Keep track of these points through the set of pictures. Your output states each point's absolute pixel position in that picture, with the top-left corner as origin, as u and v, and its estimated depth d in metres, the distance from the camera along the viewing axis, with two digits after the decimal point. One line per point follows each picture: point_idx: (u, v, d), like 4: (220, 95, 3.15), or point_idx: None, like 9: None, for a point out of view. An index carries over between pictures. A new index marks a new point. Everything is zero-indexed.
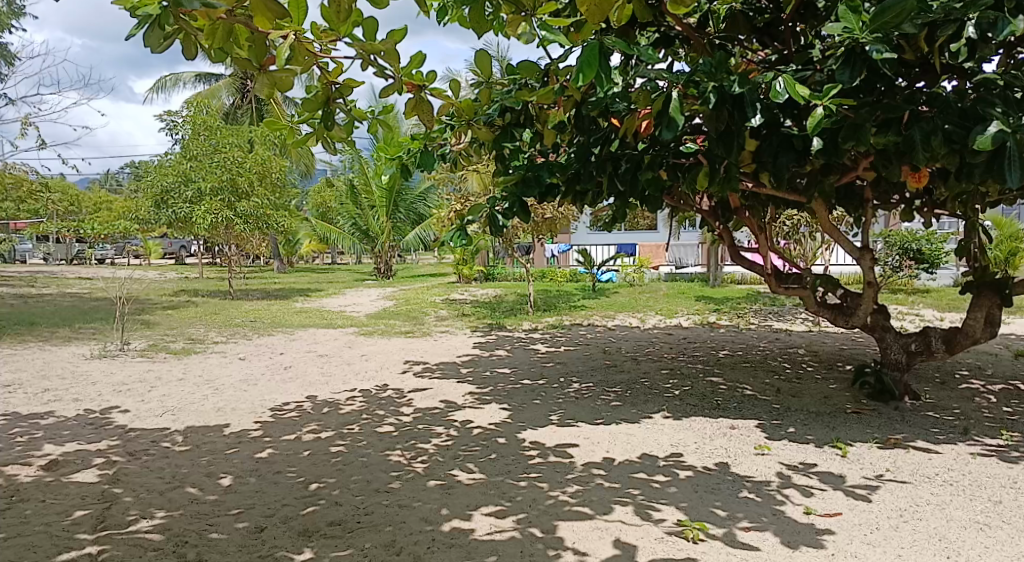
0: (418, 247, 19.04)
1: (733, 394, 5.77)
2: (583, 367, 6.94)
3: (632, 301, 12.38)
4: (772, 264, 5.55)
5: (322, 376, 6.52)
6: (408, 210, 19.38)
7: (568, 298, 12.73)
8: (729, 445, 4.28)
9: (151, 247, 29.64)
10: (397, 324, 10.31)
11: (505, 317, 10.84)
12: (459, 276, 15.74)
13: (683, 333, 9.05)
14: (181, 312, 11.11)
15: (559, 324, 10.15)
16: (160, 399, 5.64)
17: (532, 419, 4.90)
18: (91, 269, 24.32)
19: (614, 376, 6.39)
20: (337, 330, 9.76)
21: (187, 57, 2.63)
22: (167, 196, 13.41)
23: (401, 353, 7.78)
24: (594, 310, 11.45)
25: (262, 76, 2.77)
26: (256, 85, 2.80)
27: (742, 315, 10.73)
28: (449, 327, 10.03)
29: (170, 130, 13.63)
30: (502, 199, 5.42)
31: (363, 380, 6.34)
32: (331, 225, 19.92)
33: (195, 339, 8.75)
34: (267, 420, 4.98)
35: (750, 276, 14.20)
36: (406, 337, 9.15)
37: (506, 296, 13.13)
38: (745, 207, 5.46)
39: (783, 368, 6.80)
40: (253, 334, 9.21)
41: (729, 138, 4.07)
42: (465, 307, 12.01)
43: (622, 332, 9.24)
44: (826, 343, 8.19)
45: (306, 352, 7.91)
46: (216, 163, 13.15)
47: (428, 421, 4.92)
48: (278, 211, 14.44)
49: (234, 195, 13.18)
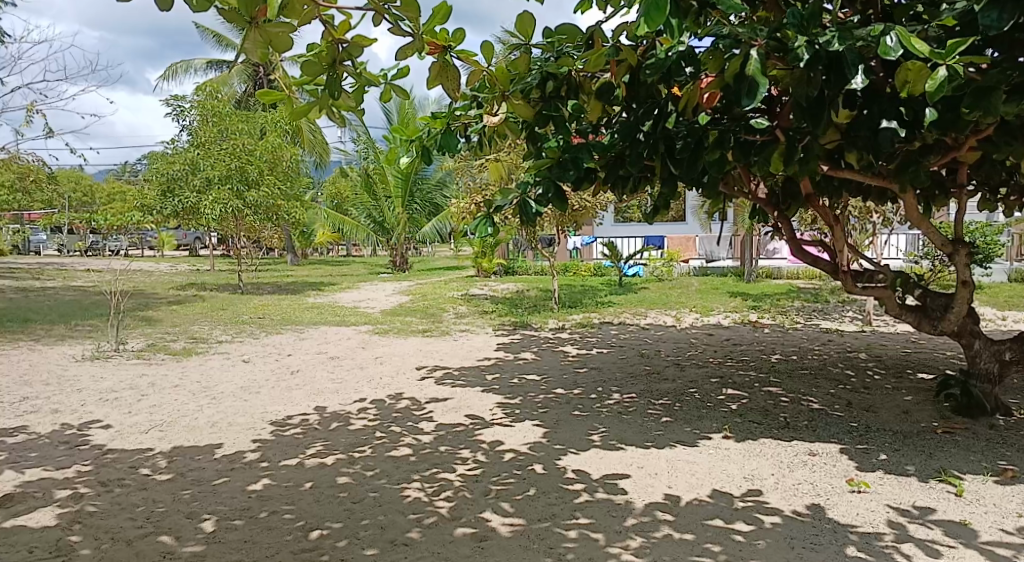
0: (434, 240, 18.32)
1: (798, 409, 5.04)
2: (621, 373, 6.24)
3: (662, 297, 11.65)
4: (845, 260, 4.77)
5: (330, 383, 5.87)
6: (425, 201, 18.69)
7: (594, 294, 12.01)
8: (816, 480, 3.56)
9: (163, 238, 29.25)
10: (414, 322, 9.66)
11: (529, 315, 10.14)
12: (478, 270, 15.07)
13: (725, 334, 8.31)
14: (185, 307, 10.54)
15: (587, 322, 9.43)
16: (148, 412, 5.04)
17: (573, 440, 4.20)
18: (103, 262, 23.97)
19: (658, 386, 5.68)
20: (349, 328, 9.14)
21: (163, 7, 1.86)
22: (173, 185, 12.83)
23: (419, 356, 7.12)
24: (623, 307, 10.73)
25: (253, 32, 2.09)
26: (247, 43, 2.12)
27: (785, 313, 9.95)
28: (470, 325, 9.35)
29: (177, 115, 13.00)
30: (535, 184, 4.72)
31: (375, 388, 5.68)
32: (345, 217, 19.30)
33: (197, 338, 8.16)
34: (266, 439, 4.35)
35: (787, 270, 13.37)
36: (423, 337, 8.50)
37: (528, 291, 12.45)
38: (815, 193, 4.70)
39: (847, 378, 6.03)
40: (260, 332, 8.60)
41: (820, 106, 3.32)
42: (485, 303, 11.33)
43: (656, 332, 8.51)
44: (887, 347, 7.41)
45: (315, 354, 7.28)
46: (223, 150, 12.54)
47: (451, 441, 4.23)
48: (289, 202, 13.81)
49: (243, 184, 12.58)
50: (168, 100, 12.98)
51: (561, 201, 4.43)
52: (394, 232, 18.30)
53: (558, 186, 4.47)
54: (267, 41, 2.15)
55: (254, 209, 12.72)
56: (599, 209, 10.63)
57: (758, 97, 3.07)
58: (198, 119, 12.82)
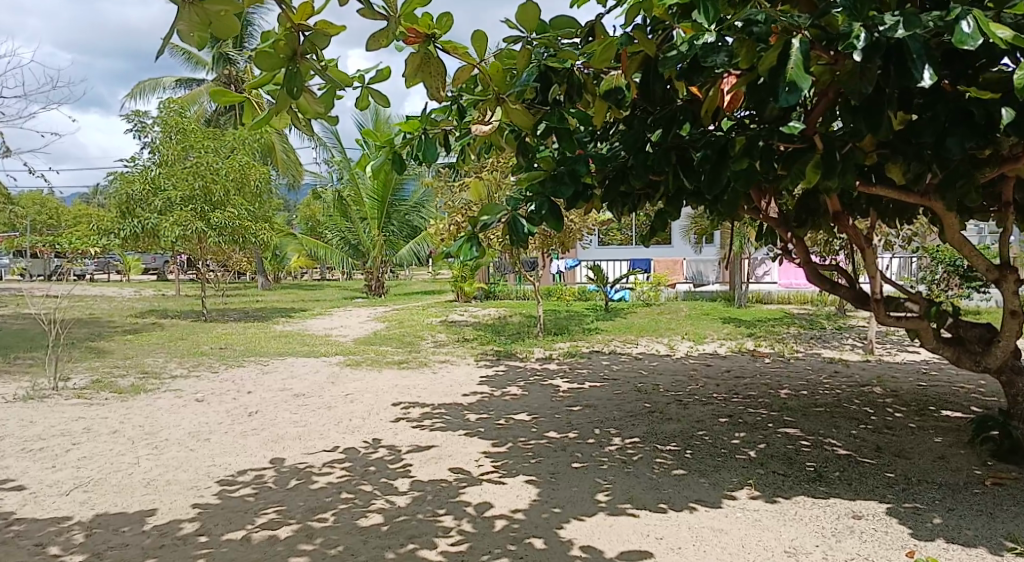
0: (412, 263, 17.66)
1: (823, 455, 4.46)
2: (619, 412, 5.63)
3: (651, 323, 11.09)
4: (878, 288, 4.24)
5: (293, 427, 5.16)
6: (403, 224, 18.05)
7: (580, 320, 11.42)
8: (871, 554, 2.98)
9: (130, 262, 28.13)
10: (390, 352, 8.98)
11: (513, 343, 9.50)
12: (458, 295, 14.45)
13: (724, 365, 7.75)
14: (141, 336, 9.76)
15: (575, 351, 8.82)
16: (76, 467, 4.32)
17: (576, 501, 3.57)
18: (65, 287, 22.88)
19: (662, 428, 5.07)
20: (320, 359, 8.43)
21: None
22: (133, 207, 12.05)
23: (395, 392, 6.43)
24: (613, 335, 10.15)
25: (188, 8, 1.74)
26: (178, 21, 1.78)
27: (783, 341, 9.46)
28: (450, 355, 8.70)
29: (139, 132, 12.20)
30: (527, 200, 4.14)
31: (344, 434, 4.99)
32: (319, 240, 18.58)
33: (150, 372, 7.38)
34: (210, 503, 3.66)
35: (777, 294, 12.91)
36: (399, 369, 7.81)
37: (511, 317, 11.85)
38: (844, 213, 4.18)
39: (868, 417, 5.49)
40: (220, 365, 7.84)
41: (873, 107, 2.79)
42: (466, 331, 10.67)
43: (651, 362, 7.91)
44: (899, 379, 6.90)
45: (279, 391, 6.56)
46: (187, 169, 11.83)
47: (432, 504, 3.58)
48: (259, 223, 13.08)
49: (207, 205, 11.91)
50: (129, 116, 12.21)
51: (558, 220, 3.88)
52: (370, 256, 17.63)
53: (553, 202, 3.92)
54: (206, 23, 1.81)
55: (219, 232, 12.00)
56: (586, 232, 10.09)
57: (801, 92, 2.54)
58: (162, 137, 12.07)
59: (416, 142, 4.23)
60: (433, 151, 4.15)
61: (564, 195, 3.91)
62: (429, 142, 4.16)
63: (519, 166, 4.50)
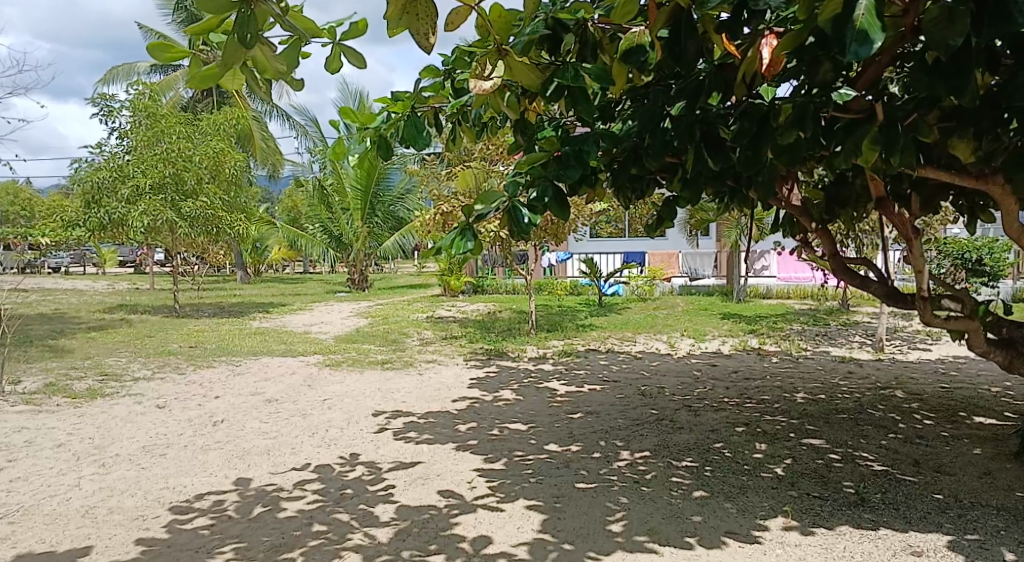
0: (397, 255, 17.06)
1: (857, 473, 3.99)
2: (624, 419, 5.13)
3: (647, 319, 10.60)
4: (927, 284, 3.77)
5: (261, 440, 4.59)
6: (388, 215, 17.42)
7: (573, 316, 10.91)
8: None
9: (106, 255, 27.18)
10: (373, 350, 8.41)
11: (503, 341, 8.97)
12: (444, 289, 13.91)
13: (730, 365, 7.26)
14: (106, 333, 9.12)
15: (570, 349, 8.30)
16: (5, 491, 3.72)
17: (588, 536, 3.05)
18: (35, 280, 21.98)
19: (674, 439, 4.57)
20: (297, 359, 7.84)
21: None
22: (99, 196, 11.33)
23: (377, 398, 5.86)
24: (608, 331, 9.65)
25: None
26: None
27: (788, 339, 9.01)
28: (438, 354, 8.15)
29: (106, 117, 11.42)
30: (528, 186, 3.58)
31: (319, 448, 4.42)
32: (299, 231, 17.92)
33: (109, 374, 6.74)
34: (157, 540, 3.10)
35: (776, 289, 12.49)
36: (382, 370, 7.24)
37: (500, 313, 11.31)
38: (888, 198, 3.71)
39: (895, 425, 5.03)
40: (188, 367, 7.22)
41: (957, 68, 2.23)
42: (454, 327, 10.12)
43: (652, 362, 7.41)
44: (918, 381, 6.46)
45: (249, 396, 5.96)
46: (157, 155, 11.13)
47: (418, 540, 3.05)
48: (235, 214, 12.40)
49: (178, 194, 11.27)
50: (94, 99, 11.42)
51: (562, 209, 3.37)
52: (353, 248, 17.01)
53: (558, 187, 3.41)
54: None
55: (191, 222, 11.37)
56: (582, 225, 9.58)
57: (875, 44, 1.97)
58: (131, 121, 11.34)
59: (403, 122, 3.70)
60: (421, 133, 3.63)
61: (570, 179, 3.40)
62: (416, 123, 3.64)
63: (520, 147, 3.97)
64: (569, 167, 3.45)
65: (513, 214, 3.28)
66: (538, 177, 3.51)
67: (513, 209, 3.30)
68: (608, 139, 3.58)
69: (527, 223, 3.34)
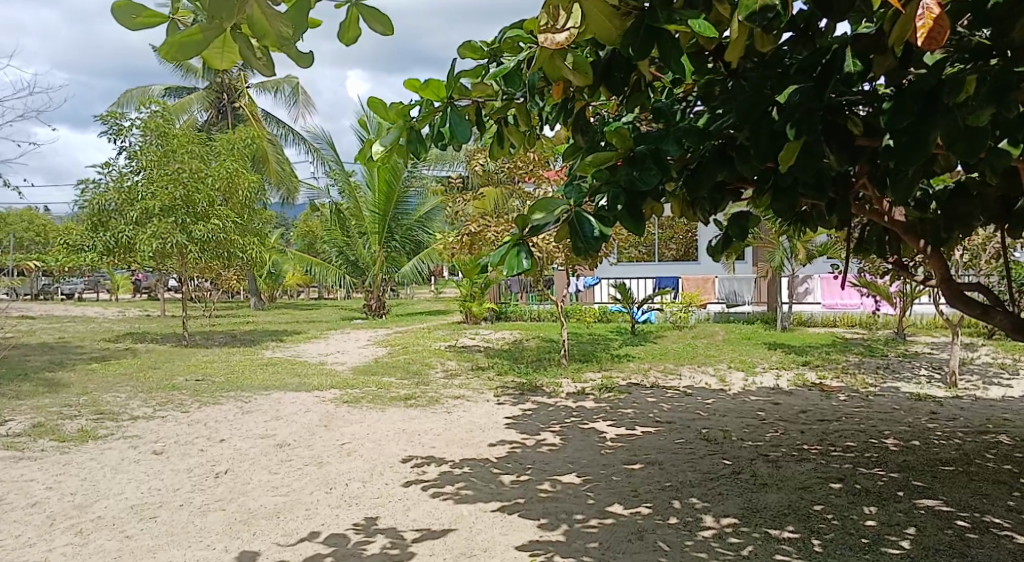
0: (415, 281, 16.46)
1: (1001, 547, 3.25)
2: (693, 473, 4.39)
3: (687, 349, 9.83)
4: None
5: (269, 499, 3.87)
6: (406, 239, 16.76)
7: (606, 345, 10.16)
8: None
9: (119, 281, 26.71)
10: (395, 384, 7.70)
11: (534, 373, 8.25)
12: (466, 316, 13.22)
13: (794, 405, 6.50)
14: (108, 365, 8.50)
15: (611, 383, 7.55)
16: None
17: None
18: (45, 307, 21.48)
19: (763, 500, 3.85)
20: (313, 394, 7.14)
21: None
22: (106, 219, 10.79)
23: (402, 442, 5.13)
24: (647, 363, 8.90)
25: None
26: None
27: (849, 373, 8.22)
28: (466, 388, 7.43)
29: (115, 136, 10.93)
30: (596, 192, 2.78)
31: (337, 510, 3.69)
32: (315, 256, 17.37)
33: (105, 413, 6.04)
34: None
35: (820, 317, 11.73)
36: (405, 408, 6.52)
37: (528, 342, 10.59)
38: None
39: (1015, 480, 4.25)
40: (192, 404, 6.53)
41: None
42: (479, 358, 9.42)
43: (706, 400, 6.66)
44: (1015, 423, 5.69)
45: (258, 440, 5.24)
46: (167, 175, 10.59)
47: None
48: (248, 237, 11.82)
49: (189, 216, 10.72)
50: (103, 117, 10.93)
51: (634, 218, 2.58)
52: (370, 273, 16.42)
53: (631, 190, 2.60)
54: None
55: (202, 245, 10.82)
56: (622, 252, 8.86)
57: None
58: (142, 141, 10.84)
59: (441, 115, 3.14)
60: (462, 125, 3.06)
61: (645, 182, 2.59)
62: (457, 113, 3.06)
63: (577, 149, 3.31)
64: (645, 167, 2.65)
65: (583, 222, 2.42)
66: (603, 182, 2.73)
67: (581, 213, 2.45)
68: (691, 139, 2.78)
69: (597, 236, 2.45)
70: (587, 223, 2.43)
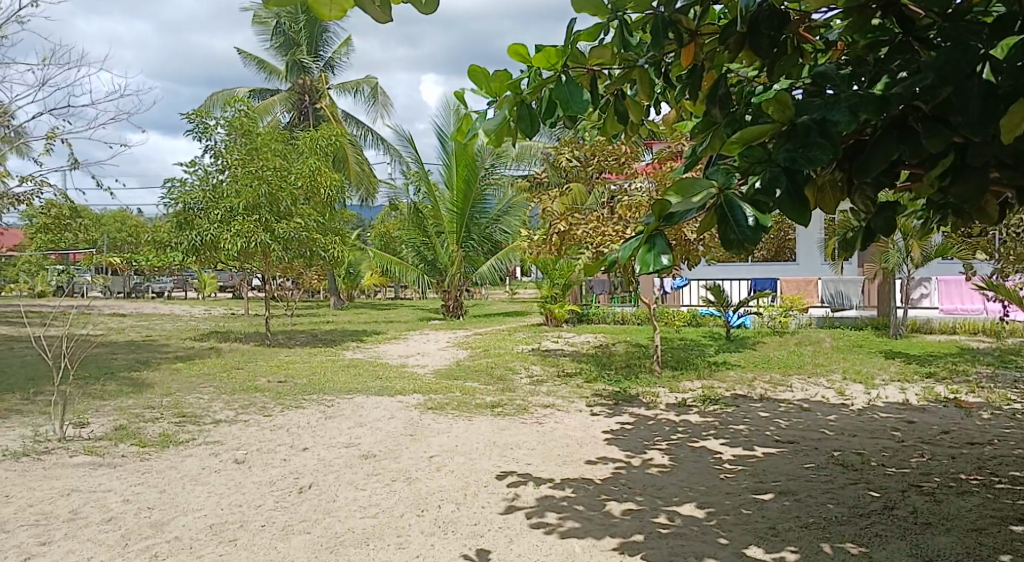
0: (493, 281, 16.12)
1: None
2: (835, 507, 3.76)
3: (791, 358, 9.03)
4: None
5: (358, 521, 3.50)
6: (483, 238, 16.37)
7: (700, 352, 9.48)
8: None
9: (206, 280, 27.59)
10: (479, 390, 7.29)
11: (625, 381, 7.68)
12: (546, 318, 12.72)
13: (932, 425, 5.72)
14: (192, 364, 8.46)
15: (714, 393, 6.92)
16: None
17: None
18: (137, 305, 22.30)
19: (933, 546, 3.20)
20: (395, 399, 6.82)
21: None
22: (193, 218, 10.91)
23: (493, 456, 4.70)
24: (749, 372, 8.18)
25: None
26: None
27: (985, 387, 7.29)
28: (555, 396, 6.96)
29: (202, 135, 11.04)
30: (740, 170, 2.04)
31: (432, 538, 3.28)
32: (393, 256, 17.29)
33: (186, 417, 5.89)
34: None
35: (939, 323, 10.64)
36: (493, 417, 6.09)
37: (615, 346, 10.02)
38: None
39: None
40: (274, 408, 6.33)
41: None
42: (565, 362, 8.93)
43: (827, 417, 5.95)
44: None
45: (342, 449, 4.92)
46: (251, 173, 10.59)
47: None
48: (329, 236, 11.74)
49: (273, 214, 10.69)
50: (190, 117, 11.04)
51: (800, 208, 1.83)
52: (447, 273, 16.17)
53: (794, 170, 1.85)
54: None
55: (284, 244, 10.78)
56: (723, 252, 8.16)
57: None
58: (227, 139, 10.88)
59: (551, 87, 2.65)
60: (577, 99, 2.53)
61: (814, 162, 1.83)
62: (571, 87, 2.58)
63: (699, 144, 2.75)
64: (810, 143, 1.87)
65: (730, 209, 1.82)
66: (757, 161, 1.96)
67: (729, 197, 1.85)
68: (875, 109, 1.88)
69: (752, 225, 1.83)
70: (737, 209, 1.83)
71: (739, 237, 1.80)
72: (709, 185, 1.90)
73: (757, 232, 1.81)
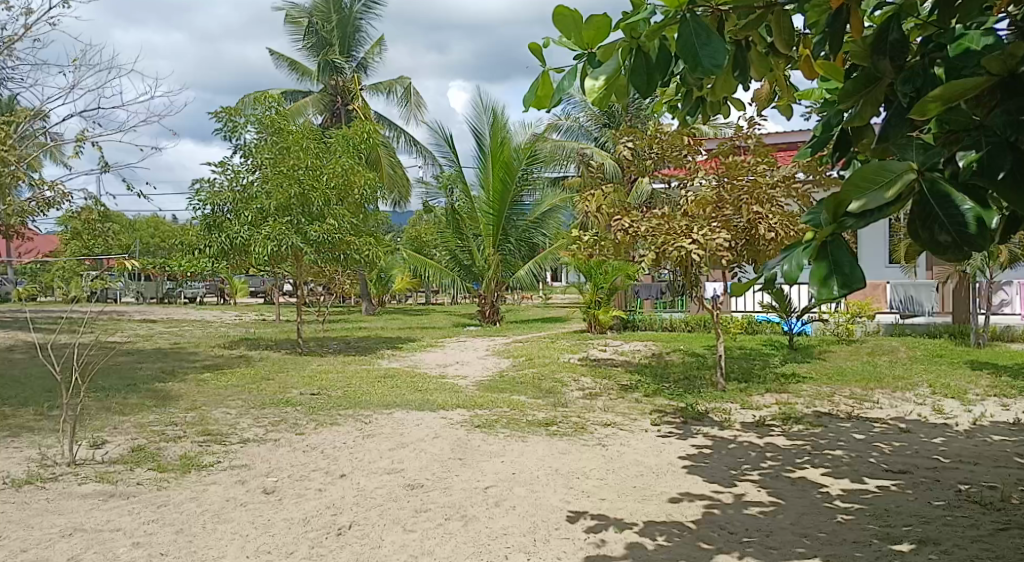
0: (531, 286, 15.50)
1: None
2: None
3: (867, 369, 8.20)
4: None
5: None
6: (522, 241, 15.68)
7: (765, 362, 8.69)
8: None
9: (237, 285, 27.37)
10: (529, 405, 6.63)
11: (688, 395, 6.95)
12: (590, 324, 12.03)
13: None
14: (219, 375, 7.94)
15: (793, 409, 6.16)
16: None
17: None
18: (169, 311, 22.13)
19: None
20: (438, 414, 6.19)
21: None
22: (223, 220, 10.52)
23: (558, 488, 4.05)
24: (826, 386, 7.38)
25: None
26: None
27: None
28: (614, 412, 6.28)
29: (230, 132, 10.60)
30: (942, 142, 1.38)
31: None
32: (427, 259, 16.76)
33: (211, 436, 5.36)
34: None
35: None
36: (549, 436, 5.42)
37: (669, 355, 9.30)
38: None
39: None
40: (307, 425, 5.75)
41: None
42: (618, 373, 8.23)
43: (934, 440, 5.17)
44: None
45: (384, 477, 4.31)
46: (282, 173, 10.12)
47: None
48: (363, 238, 11.19)
49: (304, 216, 10.25)
50: (219, 114, 10.57)
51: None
52: (484, 278, 15.58)
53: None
54: None
55: (317, 248, 10.26)
56: None
57: None
58: (257, 139, 10.48)
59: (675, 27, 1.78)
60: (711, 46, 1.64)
61: None
62: (699, 24, 1.65)
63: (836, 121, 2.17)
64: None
65: (936, 200, 1.20)
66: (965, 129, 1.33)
67: (931, 181, 1.22)
68: None
69: (972, 229, 1.16)
70: (948, 205, 1.19)
71: (952, 241, 1.16)
72: (906, 168, 1.23)
73: (980, 230, 1.16)
